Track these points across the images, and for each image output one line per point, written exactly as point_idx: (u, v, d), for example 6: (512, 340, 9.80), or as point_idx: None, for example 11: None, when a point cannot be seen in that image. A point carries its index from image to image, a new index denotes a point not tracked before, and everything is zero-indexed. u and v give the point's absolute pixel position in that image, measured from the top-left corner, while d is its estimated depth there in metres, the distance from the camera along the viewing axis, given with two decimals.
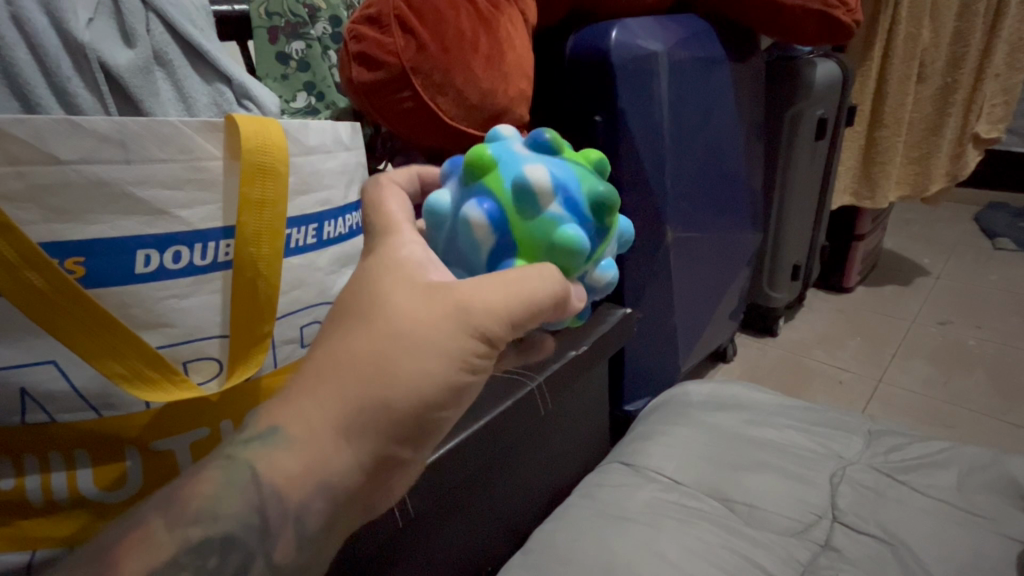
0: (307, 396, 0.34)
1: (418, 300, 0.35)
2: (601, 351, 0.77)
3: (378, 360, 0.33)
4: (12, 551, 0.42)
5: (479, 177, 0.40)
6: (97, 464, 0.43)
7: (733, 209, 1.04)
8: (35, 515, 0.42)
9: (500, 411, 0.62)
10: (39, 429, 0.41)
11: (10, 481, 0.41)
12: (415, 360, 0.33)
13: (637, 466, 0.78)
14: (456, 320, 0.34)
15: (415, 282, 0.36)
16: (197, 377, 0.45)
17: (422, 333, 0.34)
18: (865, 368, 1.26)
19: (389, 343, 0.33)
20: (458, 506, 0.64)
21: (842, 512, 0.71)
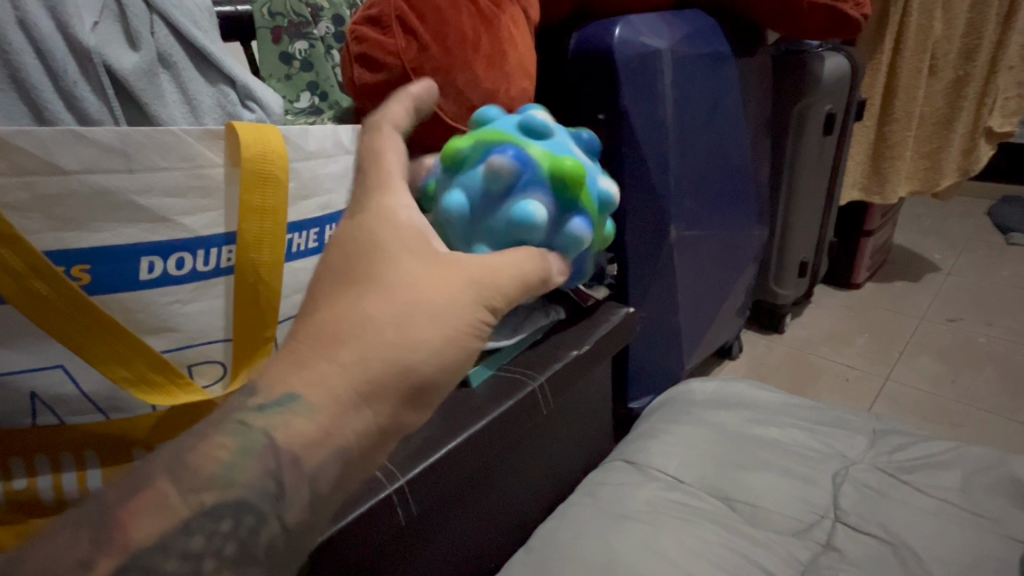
0: (327, 360, 0.35)
1: (447, 260, 0.41)
2: (605, 350, 0.77)
3: (390, 326, 0.36)
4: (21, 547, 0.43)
5: (570, 185, 0.49)
6: (106, 464, 0.44)
7: (737, 208, 1.04)
8: (45, 514, 0.43)
9: (501, 411, 0.63)
10: (49, 431, 0.42)
11: (22, 481, 0.42)
12: (428, 325, 0.37)
13: (639, 464, 0.78)
14: (469, 287, 0.40)
15: (417, 243, 0.41)
16: (201, 380, 0.46)
17: (437, 301, 0.38)
18: (873, 365, 1.25)
19: (402, 310, 0.37)
20: (461, 506, 0.65)
21: (844, 513, 0.71)
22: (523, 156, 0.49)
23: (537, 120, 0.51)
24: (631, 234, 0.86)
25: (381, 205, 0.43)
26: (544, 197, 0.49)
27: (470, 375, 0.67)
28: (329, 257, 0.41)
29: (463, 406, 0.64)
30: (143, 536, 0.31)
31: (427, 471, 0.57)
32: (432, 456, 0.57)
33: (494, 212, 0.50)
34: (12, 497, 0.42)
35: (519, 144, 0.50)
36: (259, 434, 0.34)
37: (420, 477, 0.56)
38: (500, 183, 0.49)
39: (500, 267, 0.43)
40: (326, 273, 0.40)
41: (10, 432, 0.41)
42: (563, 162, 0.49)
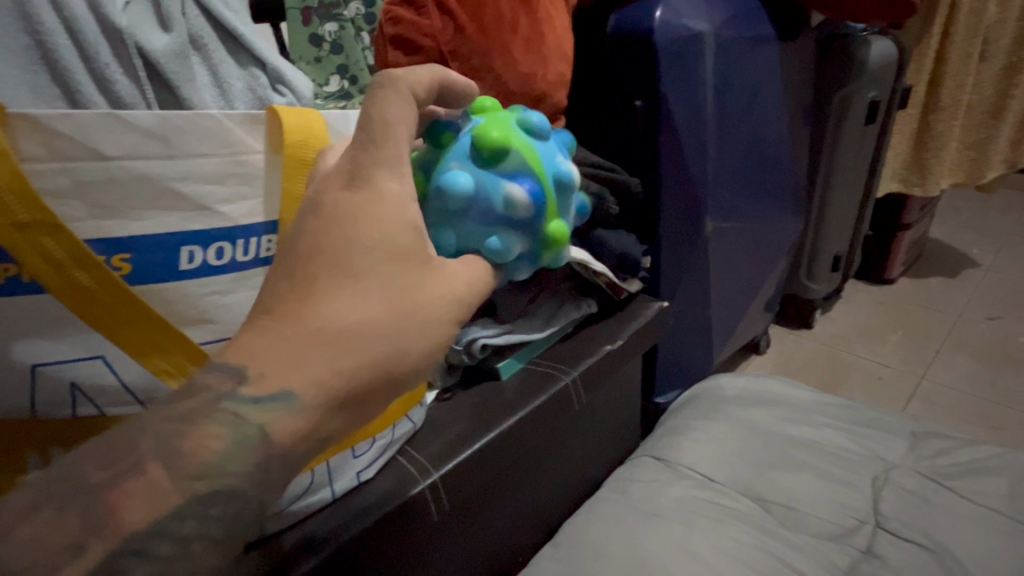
0: (322, 361, 0.32)
1: (433, 270, 0.37)
2: (636, 346, 0.75)
3: (379, 337, 0.33)
4: None
5: (545, 249, 0.47)
6: None
7: (773, 200, 1.00)
8: None
9: (535, 405, 0.62)
10: (90, 422, 0.40)
11: None
12: (417, 338, 0.35)
13: (669, 461, 0.77)
14: (455, 301, 0.38)
15: (413, 244, 0.36)
16: None
17: (426, 315, 0.35)
18: (907, 364, 1.21)
19: (391, 321, 0.34)
20: (490, 501, 0.64)
21: (885, 518, 0.68)
22: (540, 193, 0.45)
23: (572, 181, 0.47)
24: (666, 224, 0.82)
25: (380, 188, 0.35)
26: (524, 241, 0.46)
27: (500, 367, 0.66)
28: (315, 224, 0.35)
29: (493, 402, 0.63)
30: (133, 522, 0.30)
31: (459, 466, 0.56)
32: (465, 453, 0.56)
33: (480, 216, 0.44)
34: None
35: (544, 185, 0.45)
36: (254, 428, 0.32)
37: (452, 472, 0.55)
38: (506, 206, 0.44)
39: (479, 285, 0.41)
40: (303, 253, 0.34)
41: (52, 420, 0.40)
42: (557, 232, 0.47)
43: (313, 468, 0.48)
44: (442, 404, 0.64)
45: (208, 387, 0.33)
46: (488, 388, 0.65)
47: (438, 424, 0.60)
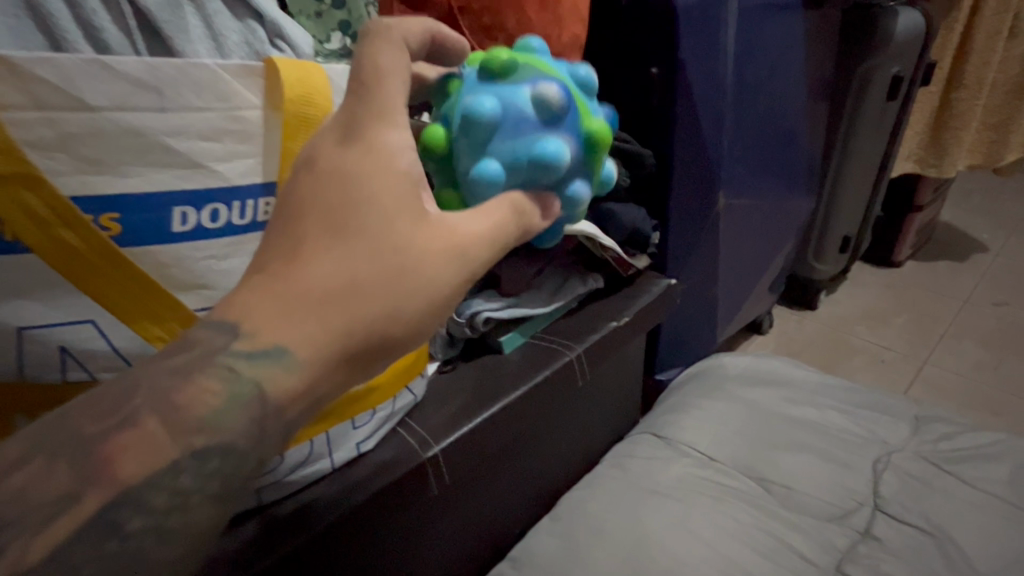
0: (314, 320, 0.29)
1: (433, 222, 0.32)
2: (643, 322, 0.73)
3: (372, 294, 0.30)
4: None
5: (595, 147, 0.41)
6: None
7: (786, 178, 0.98)
8: None
9: (536, 381, 0.61)
10: (81, 387, 0.39)
11: None
12: (414, 296, 0.31)
13: (670, 439, 0.76)
14: (458, 255, 0.33)
15: (410, 195, 0.32)
16: None
17: (426, 271, 0.31)
18: (911, 348, 1.20)
19: (388, 278, 0.30)
20: (490, 474, 0.63)
21: (884, 501, 0.68)
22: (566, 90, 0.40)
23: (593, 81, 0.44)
24: (677, 199, 0.79)
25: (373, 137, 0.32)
26: (571, 143, 0.40)
27: (503, 342, 0.65)
28: (311, 180, 0.31)
29: (495, 375, 0.62)
30: (132, 474, 0.26)
31: (462, 440, 0.55)
32: (466, 427, 0.55)
33: (512, 133, 0.39)
34: None
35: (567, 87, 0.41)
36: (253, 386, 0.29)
37: (454, 446, 0.55)
38: (538, 108, 0.39)
39: (494, 235, 0.35)
40: (297, 207, 0.31)
41: (41, 384, 0.38)
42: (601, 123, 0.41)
43: (310, 439, 0.47)
44: (443, 377, 0.63)
45: (203, 341, 0.29)
46: (491, 362, 0.64)
47: (439, 397, 0.59)
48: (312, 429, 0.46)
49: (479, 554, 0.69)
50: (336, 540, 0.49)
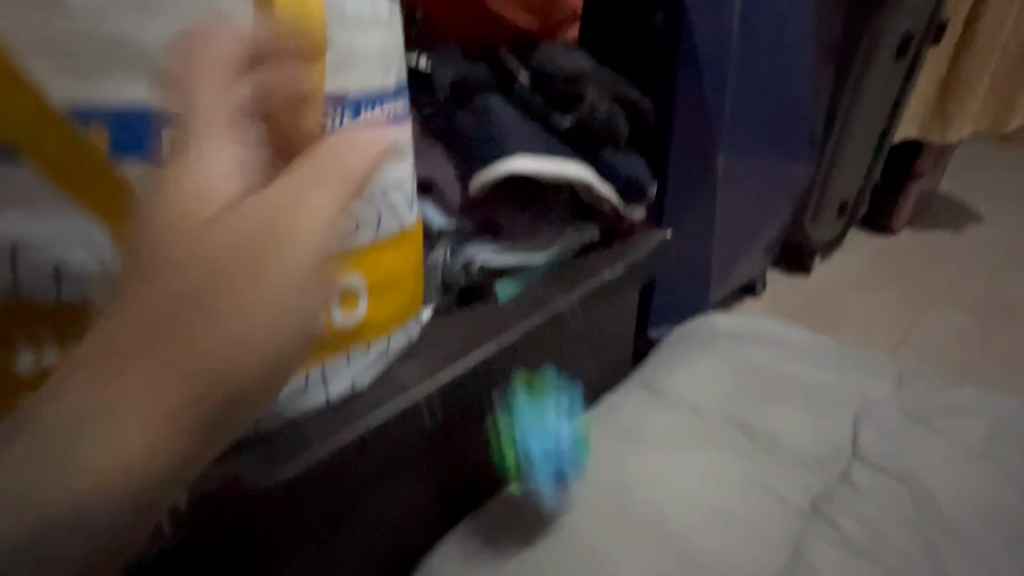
0: (153, 289, 0.29)
1: (243, 212, 0.32)
2: (634, 275, 0.74)
3: (193, 303, 0.30)
4: None
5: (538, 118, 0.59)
6: None
7: (784, 142, 0.97)
8: None
9: (530, 325, 0.63)
10: (73, 308, 0.38)
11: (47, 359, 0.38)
12: (256, 299, 0.31)
13: (659, 391, 0.77)
14: (281, 242, 0.32)
15: (213, 199, 0.32)
16: None
17: (266, 283, 0.31)
18: (899, 314, 1.21)
19: (213, 295, 0.30)
20: (476, 420, 0.64)
21: (864, 450, 0.69)
22: None
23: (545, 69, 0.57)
24: (677, 153, 0.78)
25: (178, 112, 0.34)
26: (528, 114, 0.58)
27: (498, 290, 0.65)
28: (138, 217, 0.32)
29: (487, 317, 0.63)
30: None
31: (454, 378, 0.57)
32: (461, 366, 0.57)
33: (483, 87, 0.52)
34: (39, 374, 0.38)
35: None
36: None
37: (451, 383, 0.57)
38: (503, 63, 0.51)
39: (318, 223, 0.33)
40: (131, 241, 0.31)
41: (33, 302, 0.37)
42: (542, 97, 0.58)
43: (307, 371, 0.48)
44: (435, 324, 0.62)
45: None
46: (485, 311, 0.64)
47: (431, 339, 0.60)
48: (308, 361, 0.48)
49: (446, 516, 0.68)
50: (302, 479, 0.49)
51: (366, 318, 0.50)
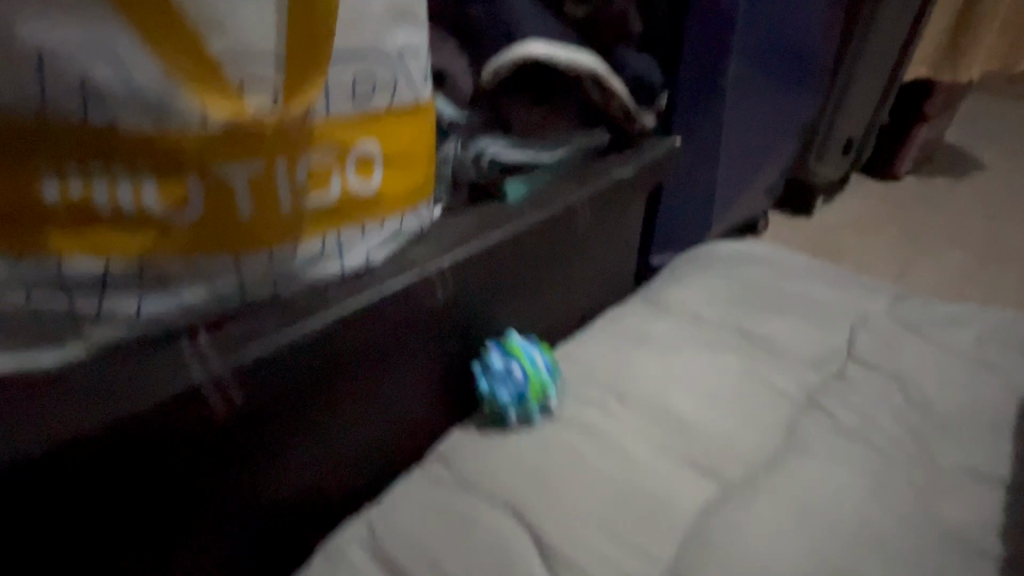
0: None
1: None
2: (642, 181, 0.74)
3: None
4: (83, 261, 0.40)
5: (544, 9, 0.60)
6: (160, 182, 0.39)
7: (794, 69, 0.97)
8: (103, 230, 0.39)
9: (543, 218, 0.63)
10: (100, 131, 0.37)
11: (79, 187, 0.38)
12: None
13: (661, 303, 0.79)
14: None
15: None
16: (254, 105, 0.40)
17: None
18: (899, 251, 1.22)
19: None
20: (475, 317, 0.64)
21: (859, 351, 0.71)
22: None
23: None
24: (689, 62, 0.78)
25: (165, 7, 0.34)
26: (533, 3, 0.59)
27: (508, 187, 0.65)
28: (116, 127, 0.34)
29: (499, 211, 0.63)
30: None
31: (466, 259, 0.58)
32: (472, 245, 0.58)
33: None
34: (70, 202, 0.38)
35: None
36: None
37: (463, 263, 0.58)
38: None
39: None
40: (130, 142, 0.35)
41: (60, 122, 0.36)
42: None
43: (322, 236, 0.48)
44: (447, 217, 0.62)
45: None
46: (496, 207, 0.64)
47: (444, 227, 0.61)
48: (325, 223, 0.48)
49: (436, 423, 0.67)
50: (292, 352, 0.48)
51: (379, 192, 0.50)
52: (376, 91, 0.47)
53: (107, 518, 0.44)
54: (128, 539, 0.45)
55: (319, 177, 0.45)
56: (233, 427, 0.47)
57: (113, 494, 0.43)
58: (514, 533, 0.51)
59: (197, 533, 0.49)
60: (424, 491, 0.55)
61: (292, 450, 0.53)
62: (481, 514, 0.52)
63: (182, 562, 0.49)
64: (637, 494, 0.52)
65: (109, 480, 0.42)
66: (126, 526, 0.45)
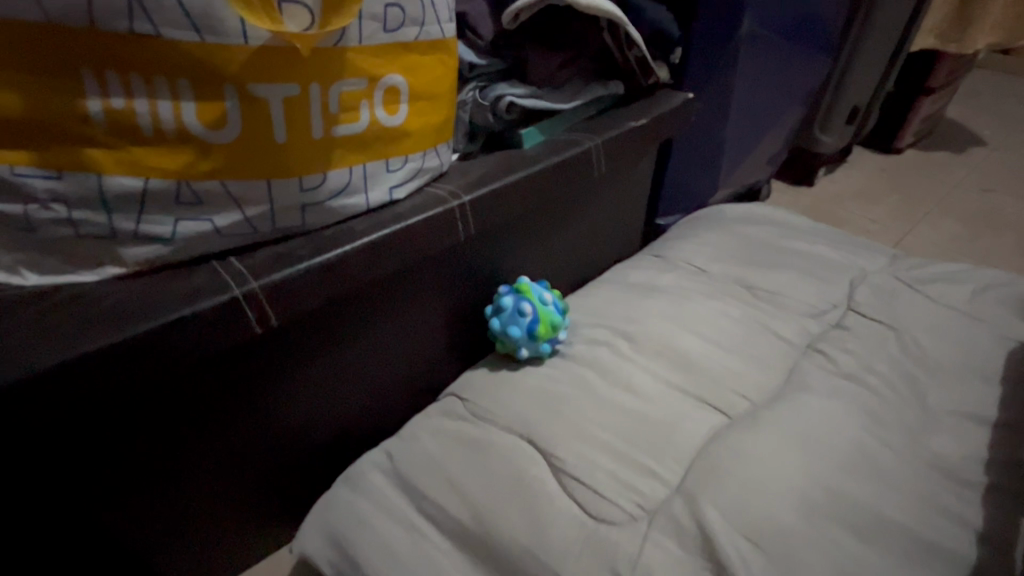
0: None
1: None
2: (653, 134, 0.76)
3: None
4: (123, 176, 0.41)
5: None
6: (199, 98, 0.40)
7: (811, 29, 0.96)
8: (144, 144, 0.41)
9: (559, 159, 0.65)
10: (143, 43, 0.38)
11: (121, 100, 0.39)
12: None
13: (668, 258, 0.81)
14: None
15: None
16: (293, 27, 0.41)
17: None
18: (896, 220, 1.24)
19: None
20: (484, 258, 0.65)
21: (857, 303, 0.74)
22: None
23: None
24: (703, 17, 0.79)
25: None
26: None
27: (524, 135, 0.67)
28: None
29: (515, 157, 0.65)
30: None
31: (483, 198, 0.59)
32: (490, 185, 0.59)
33: None
34: (111, 115, 0.39)
35: None
36: None
37: (480, 202, 0.59)
38: None
39: None
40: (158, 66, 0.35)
41: (105, 32, 0.37)
42: None
43: (350, 168, 0.49)
44: (464, 162, 0.65)
45: None
46: (511, 153, 0.66)
47: (462, 170, 0.62)
48: (353, 156, 0.49)
49: (443, 362, 0.69)
50: (311, 280, 0.49)
51: (404, 127, 0.51)
52: (405, 21, 0.47)
53: (145, 424, 0.46)
54: (164, 444, 0.48)
55: (349, 107, 0.47)
56: (254, 349, 0.49)
57: (134, 413, 0.45)
58: (530, 457, 0.53)
59: (225, 445, 0.52)
60: (442, 422, 0.58)
61: (316, 375, 0.55)
62: (494, 438, 0.55)
63: (206, 476, 0.52)
64: (645, 423, 0.55)
65: (131, 399, 0.44)
66: (162, 432, 0.47)
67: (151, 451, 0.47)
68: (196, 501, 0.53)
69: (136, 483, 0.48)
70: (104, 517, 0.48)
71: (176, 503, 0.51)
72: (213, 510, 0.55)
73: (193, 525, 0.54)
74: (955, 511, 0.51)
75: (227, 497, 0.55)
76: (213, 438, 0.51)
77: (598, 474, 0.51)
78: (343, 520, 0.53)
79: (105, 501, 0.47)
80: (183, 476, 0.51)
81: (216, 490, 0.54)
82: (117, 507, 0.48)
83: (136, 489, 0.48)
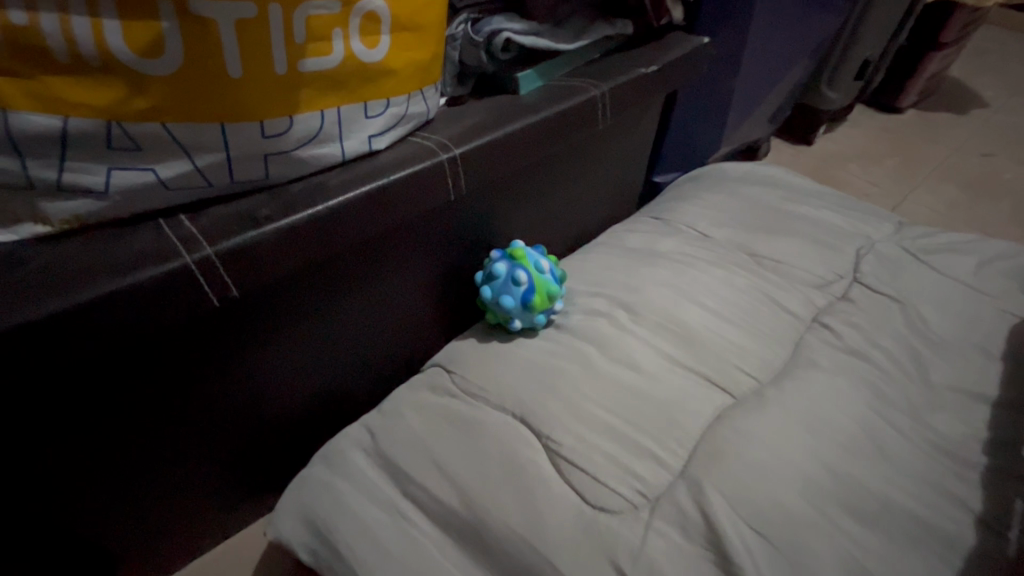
0: None
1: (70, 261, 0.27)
2: (661, 83, 0.68)
3: None
4: (35, 112, 0.33)
5: None
6: (124, 15, 0.33)
7: None
8: (59, 73, 0.33)
9: (559, 110, 0.58)
10: None
11: (22, 15, 0.31)
12: None
13: (668, 220, 0.76)
14: None
15: None
16: None
17: None
18: (894, 184, 1.21)
19: None
20: (470, 222, 0.59)
21: (863, 275, 0.71)
22: None
23: None
24: None
25: None
26: None
27: (520, 79, 0.59)
28: None
29: (511, 105, 0.57)
30: None
31: (472, 155, 0.52)
32: (481, 139, 0.52)
33: None
34: (10, 34, 0.31)
35: None
36: None
37: (469, 160, 0.52)
38: None
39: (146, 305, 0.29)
40: None
41: None
42: None
43: (322, 112, 0.42)
44: (451, 108, 0.57)
45: None
46: (505, 100, 0.58)
47: (451, 118, 0.55)
48: (325, 97, 0.41)
49: (424, 334, 0.64)
50: (272, 251, 0.42)
51: (384, 64, 0.44)
52: None
53: (85, 411, 0.40)
54: (111, 431, 0.42)
55: (317, 35, 0.38)
56: (206, 329, 0.43)
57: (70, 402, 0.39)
58: (522, 440, 0.49)
59: (183, 426, 0.47)
60: (425, 398, 0.53)
61: (280, 353, 0.50)
62: (483, 417, 0.51)
63: (163, 459, 0.48)
64: (646, 403, 0.52)
65: (65, 386, 0.38)
66: (109, 414, 0.41)
67: (97, 434, 0.42)
68: (155, 482, 0.48)
69: (82, 472, 0.43)
70: (47, 505, 0.43)
71: (131, 488, 0.47)
72: (174, 491, 0.51)
73: (155, 509, 0.50)
74: (956, 493, 0.50)
75: (190, 478, 0.51)
76: (170, 419, 0.46)
77: (596, 457, 0.48)
78: (320, 504, 0.49)
79: (47, 491, 0.42)
80: (136, 460, 0.46)
81: (177, 471, 0.49)
82: (62, 494, 0.43)
83: (83, 477, 0.43)
